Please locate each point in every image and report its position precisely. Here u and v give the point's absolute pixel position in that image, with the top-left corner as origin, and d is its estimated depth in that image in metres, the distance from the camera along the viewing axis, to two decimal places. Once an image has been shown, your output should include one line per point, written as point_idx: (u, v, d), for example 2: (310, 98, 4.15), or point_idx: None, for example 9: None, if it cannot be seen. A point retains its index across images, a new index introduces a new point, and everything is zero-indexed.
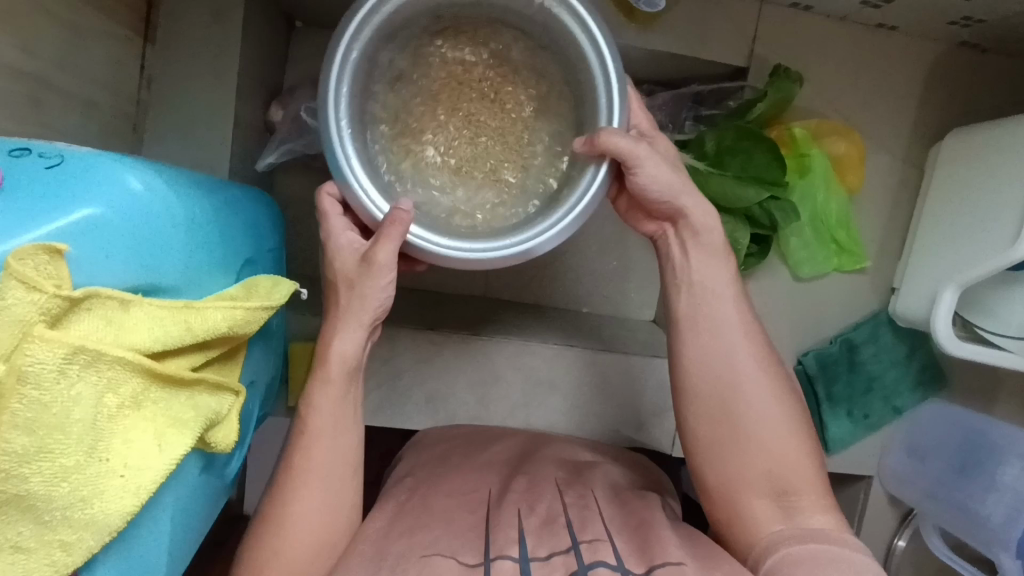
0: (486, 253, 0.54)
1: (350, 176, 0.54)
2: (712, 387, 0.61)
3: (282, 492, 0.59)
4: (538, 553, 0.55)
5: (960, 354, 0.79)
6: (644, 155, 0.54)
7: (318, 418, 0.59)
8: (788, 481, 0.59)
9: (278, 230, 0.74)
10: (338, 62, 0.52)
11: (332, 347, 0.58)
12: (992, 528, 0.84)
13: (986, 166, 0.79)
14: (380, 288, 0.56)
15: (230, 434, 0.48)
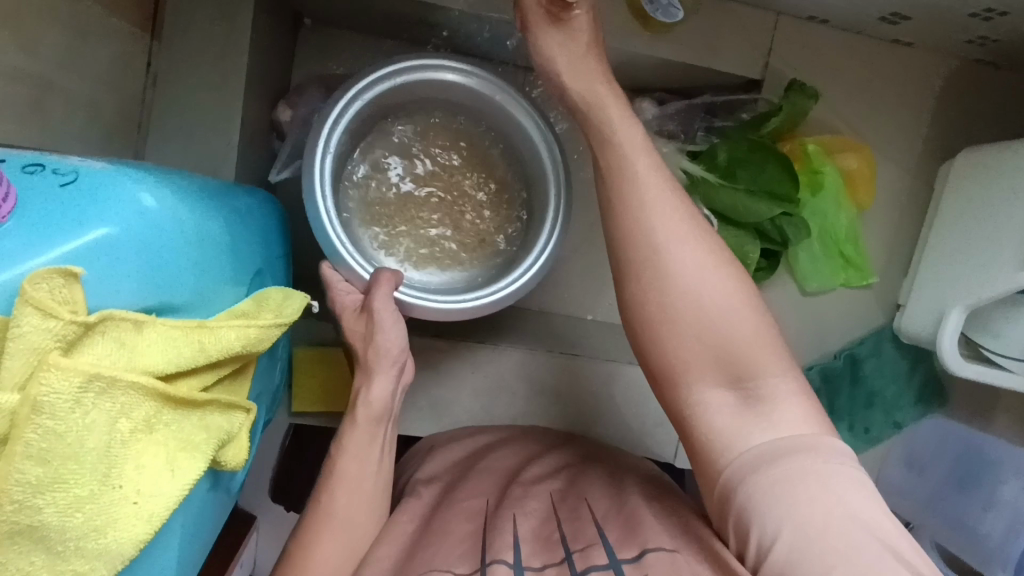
0: (474, 301, 0.67)
1: (344, 255, 0.65)
2: (644, 264, 0.53)
3: (305, 534, 0.59)
4: (531, 563, 0.55)
5: (965, 374, 0.79)
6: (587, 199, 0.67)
7: (347, 462, 0.62)
8: (743, 362, 0.51)
9: (285, 236, 0.73)
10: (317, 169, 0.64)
11: (366, 396, 0.64)
12: (992, 546, 0.83)
13: (996, 187, 0.79)
14: (390, 334, 0.64)
15: (240, 452, 0.47)
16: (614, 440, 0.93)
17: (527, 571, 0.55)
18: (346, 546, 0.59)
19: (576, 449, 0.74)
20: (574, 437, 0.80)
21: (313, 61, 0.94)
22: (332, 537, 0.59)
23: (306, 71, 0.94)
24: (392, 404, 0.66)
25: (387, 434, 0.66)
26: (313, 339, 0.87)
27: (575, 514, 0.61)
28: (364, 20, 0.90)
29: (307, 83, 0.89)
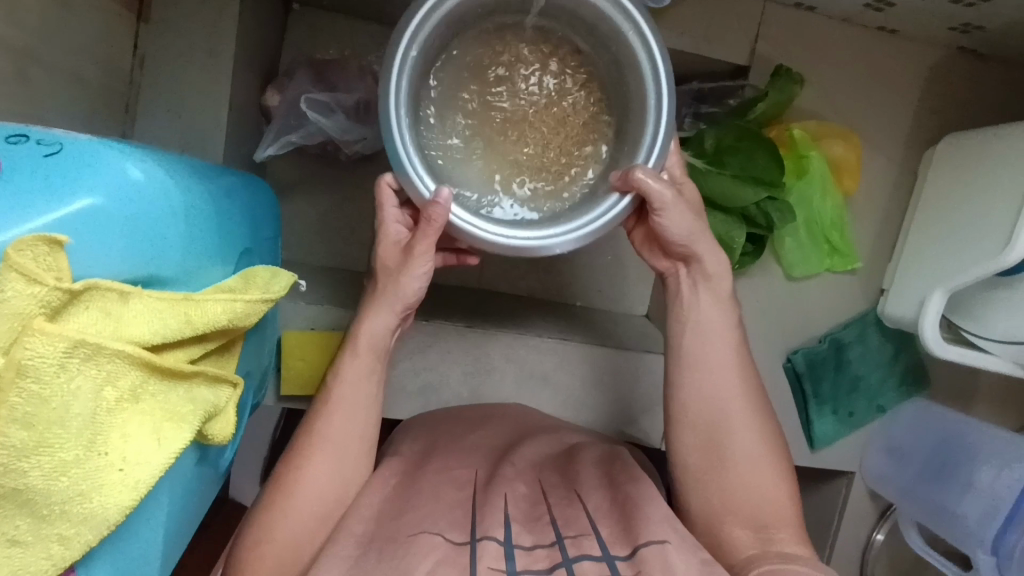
0: (530, 243, 0.55)
1: (407, 165, 0.55)
2: (700, 409, 0.65)
3: (295, 456, 0.64)
4: (522, 542, 0.57)
5: (945, 357, 0.81)
6: (671, 202, 0.57)
7: (344, 389, 0.65)
8: (765, 517, 0.62)
9: (276, 221, 0.73)
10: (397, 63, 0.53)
11: (365, 328, 0.65)
12: (968, 527, 0.86)
13: (979, 172, 0.80)
14: (415, 277, 0.63)
15: (226, 426, 0.47)
16: (602, 423, 0.94)
17: (518, 549, 0.56)
18: (331, 476, 0.64)
19: (558, 437, 0.75)
20: (560, 428, 0.79)
21: (304, 44, 0.94)
22: (320, 466, 0.63)
23: (298, 54, 0.94)
24: (389, 342, 0.67)
25: (381, 371, 0.67)
26: (304, 324, 0.84)
27: (569, 504, 0.63)
28: (356, 4, 0.90)
29: (297, 66, 0.89)
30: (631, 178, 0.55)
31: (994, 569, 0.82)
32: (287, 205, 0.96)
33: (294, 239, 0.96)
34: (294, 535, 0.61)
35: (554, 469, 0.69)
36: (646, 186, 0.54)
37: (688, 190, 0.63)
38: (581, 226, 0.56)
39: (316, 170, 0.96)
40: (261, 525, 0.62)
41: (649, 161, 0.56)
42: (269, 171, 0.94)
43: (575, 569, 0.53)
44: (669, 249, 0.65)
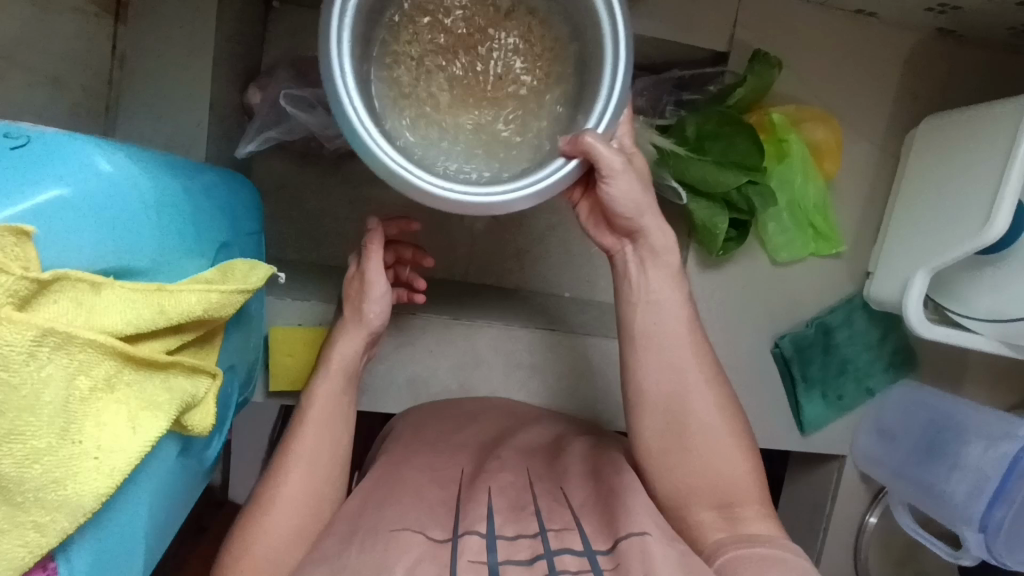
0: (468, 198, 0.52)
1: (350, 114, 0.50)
2: (665, 399, 0.65)
3: (272, 475, 0.65)
4: (505, 532, 0.57)
5: (931, 337, 0.81)
6: (617, 168, 0.56)
7: (313, 410, 0.68)
8: (730, 493, 0.63)
9: (258, 220, 0.74)
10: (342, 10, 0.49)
11: (335, 354, 0.70)
12: (958, 506, 0.86)
13: (959, 152, 0.81)
14: (374, 301, 0.69)
15: (206, 417, 0.48)
16: (592, 412, 0.94)
17: (500, 539, 0.56)
18: (306, 492, 0.65)
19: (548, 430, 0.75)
20: (546, 419, 0.79)
21: (285, 42, 0.94)
22: (294, 484, 0.65)
23: (279, 53, 0.94)
24: (358, 365, 0.71)
25: (352, 392, 0.71)
26: (291, 320, 0.84)
27: (552, 496, 0.63)
28: None
29: (278, 64, 0.90)
30: (581, 141, 0.53)
31: (984, 547, 0.82)
32: (272, 204, 0.96)
33: (281, 237, 0.96)
34: (272, 551, 0.62)
35: (543, 462, 0.69)
36: (595, 151, 0.53)
37: (638, 160, 0.62)
38: (526, 184, 0.54)
39: (300, 167, 0.96)
40: (240, 544, 0.63)
41: (601, 124, 0.55)
42: (253, 171, 0.95)
43: (556, 559, 0.53)
44: (614, 222, 0.64)
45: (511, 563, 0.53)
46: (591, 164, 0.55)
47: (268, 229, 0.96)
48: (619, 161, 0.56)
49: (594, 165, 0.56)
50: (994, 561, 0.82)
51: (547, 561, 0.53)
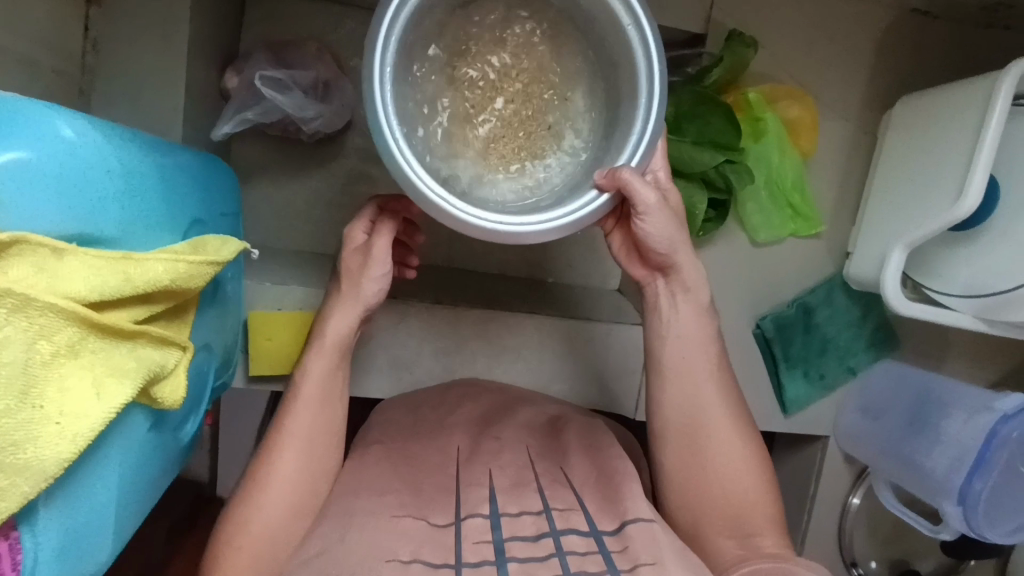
0: (502, 224, 0.55)
1: (395, 144, 0.52)
2: (676, 371, 0.66)
3: (268, 451, 0.65)
4: (508, 510, 0.56)
5: (907, 314, 0.82)
6: (653, 205, 0.59)
7: (310, 385, 0.67)
8: (751, 522, 0.63)
9: (232, 204, 0.74)
10: (389, 25, 0.52)
11: (330, 331, 0.68)
12: (938, 478, 0.86)
13: (935, 130, 0.81)
14: (375, 279, 0.67)
15: (177, 390, 0.48)
16: (576, 394, 0.94)
17: (504, 517, 0.56)
18: (300, 472, 0.65)
19: (544, 409, 0.76)
20: (534, 399, 0.79)
21: (262, 28, 0.94)
22: (287, 464, 0.64)
23: (255, 39, 0.94)
24: (351, 340, 0.70)
25: (344, 368, 0.70)
26: (272, 304, 0.82)
27: (553, 474, 0.63)
28: None
29: (254, 49, 0.89)
30: (619, 177, 0.56)
31: (961, 518, 0.82)
32: (250, 191, 0.96)
33: (261, 222, 0.96)
34: (269, 528, 0.62)
35: (532, 437, 0.70)
36: (632, 184, 0.56)
37: (673, 197, 0.65)
38: (555, 217, 0.57)
39: (278, 151, 0.96)
40: (234, 521, 0.62)
41: (633, 160, 0.58)
42: (229, 157, 0.94)
43: (562, 538, 0.53)
44: (647, 257, 0.66)
45: (515, 541, 0.53)
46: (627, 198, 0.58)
47: (248, 215, 0.95)
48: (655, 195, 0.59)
49: (628, 199, 0.58)
50: (972, 531, 0.82)
51: (553, 539, 0.53)
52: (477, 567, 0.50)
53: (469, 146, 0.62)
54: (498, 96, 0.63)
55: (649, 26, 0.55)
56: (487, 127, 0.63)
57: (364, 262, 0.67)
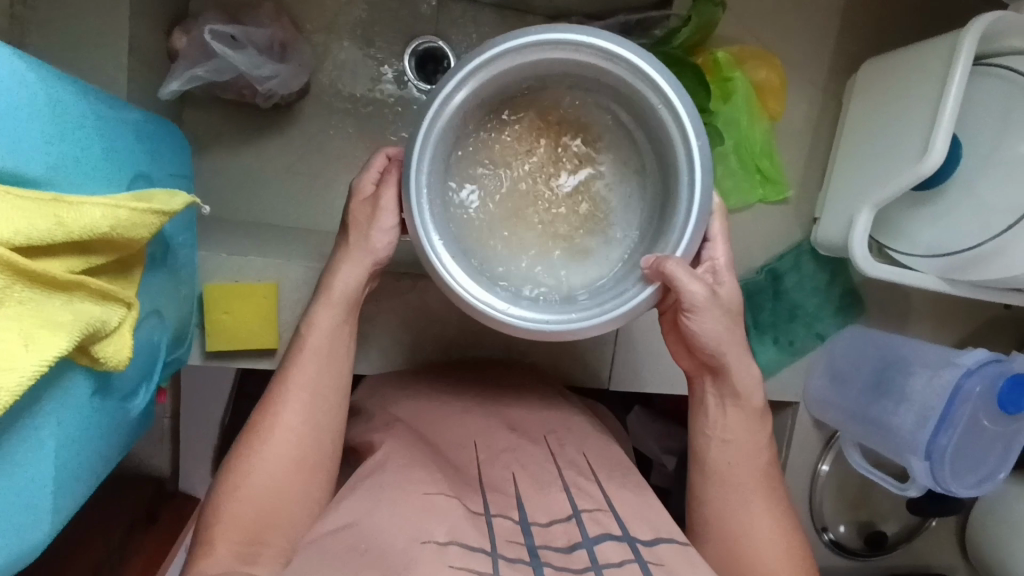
0: (548, 322, 0.58)
1: (432, 253, 0.58)
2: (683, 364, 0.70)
3: (271, 403, 0.67)
4: (538, 519, 0.59)
5: (875, 276, 0.82)
6: (700, 298, 0.61)
7: (314, 339, 0.69)
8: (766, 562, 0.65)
9: (183, 166, 0.71)
10: (424, 140, 0.58)
11: (338, 283, 0.69)
12: (904, 436, 0.87)
13: (896, 91, 0.83)
14: (382, 229, 0.68)
15: (121, 350, 0.45)
16: (552, 367, 0.92)
17: (534, 526, 0.59)
18: (303, 425, 0.66)
19: (548, 398, 0.80)
20: (538, 379, 0.86)
21: None
22: (292, 416, 0.66)
23: None
24: (361, 292, 0.71)
25: (351, 323, 0.71)
26: (227, 275, 0.78)
27: (577, 470, 0.66)
28: None
29: (205, 9, 0.84)
30: (662, 267, 0.58)
31: (929, 474, 0.84)
32: (202, 159, 0.92)
33: (218, 194, 0.92)
34: (270, 477, 0.64)
35: (543, 417, 0.76)
36: (674, 276, 0.58)
37: (726, 288, 0.65)
38: (604, 312, 0.59)
39: (235, 120, 0.92)
40: (237, 469, 0.64)
41: (680, 247, 0.59)
42: (181, 124, 0.90)
43: (596, 548, 0.56)
44: (699, 355, 0.67)
45: (549, 549, 0.56)
46: (669, 288, 0.60)
47: (203, 186, 0.91)
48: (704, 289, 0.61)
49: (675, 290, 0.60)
50: (940, 486, 0.84)
51: (586, 550, 0.56)
52: (513, 564, 0.53)
53: (521, 235, 0.66)
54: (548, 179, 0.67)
55: (685, 120, 0.57)
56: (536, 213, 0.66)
57: (373, 213, 0.68)
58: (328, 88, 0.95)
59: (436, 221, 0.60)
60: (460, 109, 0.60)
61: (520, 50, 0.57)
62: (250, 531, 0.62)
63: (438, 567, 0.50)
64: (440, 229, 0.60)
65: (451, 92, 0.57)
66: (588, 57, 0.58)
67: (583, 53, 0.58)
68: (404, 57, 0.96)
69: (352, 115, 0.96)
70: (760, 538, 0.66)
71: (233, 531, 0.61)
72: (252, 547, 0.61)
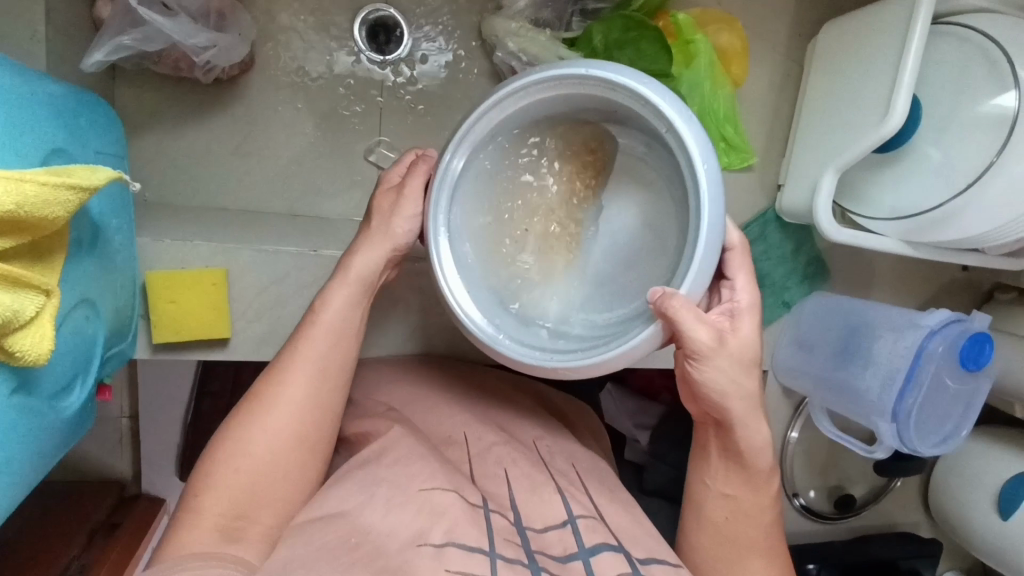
0: (536, 358, 0.59)
1: (440, 277, 0.62)
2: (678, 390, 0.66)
3: (276, 375, 0.64)
4: (533, 524, 0.59)
5: (840, 240, 0.82)
6: (702, 337, 0.56)
7: (327, 316, 0.66)
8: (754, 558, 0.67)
9: (114, 145, 0.66)
10: (442, 172, 0.62)
11: (359, 262, 0.66)
12: (871, 400, 0.88)
13: (856, 53, 0.82)
14: (405, 218, 0.66)
15: (40, 342, 0.41)
16: None
17: (529, 531, 0.58)
18: (305, 404, 0.63)
19: (527, 404, 0.78)
20: (523, 379, 0.85)
21: None
22: (296, 394, 0.63)
23: None
24: (377, 277, 0.68)
25: (364, 306, 0.68)
26: (172, 263, 0.73)
27: (568, 477, 0.65)
28: None
29: None
30: (666, 304, 0.54)
31: (896, 436, 0.85)
32: (140, 142, 0.86)
33: (160, 176, 0.87)
34: (269, 448, 0.61)
35: (531, 424, 0.75)
36: (677, 318, 0.54)
37: (744, 331, 0.60)
38: (590, 356, 0.57)
39: (169, 95, 0.86)
40: (234, 438, 0.61)
41: (687, 286, 0.55)
42: (113, 103, 0.84)
43: (592, 561, 0.55)
44: (703, 405, 0.63)
45: (545, 556, 0.55)
46: (670, 326, 0.56)
47: (142, 169, 0.86)
48: (710, 333, 0.57)
49: (677, 329, 0.56)
50: (906, 447, 0.85)
51: (583, 562, 0.55)
52: (511, 564, 0.52)
53: (542, 269, 0.67)
54: (573, 211, 0.66)
55: (695, 160, 0.54)
56: (557, 249, 0.66)
57: (397, 202, 0.66)
58: (274, 61, 0.90)
59: (460, 259, 0.64)
60: (478, 152, 0.64)
61: (524, 91, 0.59)
62: (238, 507, 0.59)
63: (435, 570, 0.50)
64: (463, 267, 0.64)
65: (461, 138, 0.61)
66: (593, 89, 0.58)
67: (587, 85, 0.58)
68: (353, 26, 0.92)
69: (303, 89, 0.91)
70: (737, 503, 0.66)
71: (219, 505, 0.59)
72: (238, 522, 0.59)
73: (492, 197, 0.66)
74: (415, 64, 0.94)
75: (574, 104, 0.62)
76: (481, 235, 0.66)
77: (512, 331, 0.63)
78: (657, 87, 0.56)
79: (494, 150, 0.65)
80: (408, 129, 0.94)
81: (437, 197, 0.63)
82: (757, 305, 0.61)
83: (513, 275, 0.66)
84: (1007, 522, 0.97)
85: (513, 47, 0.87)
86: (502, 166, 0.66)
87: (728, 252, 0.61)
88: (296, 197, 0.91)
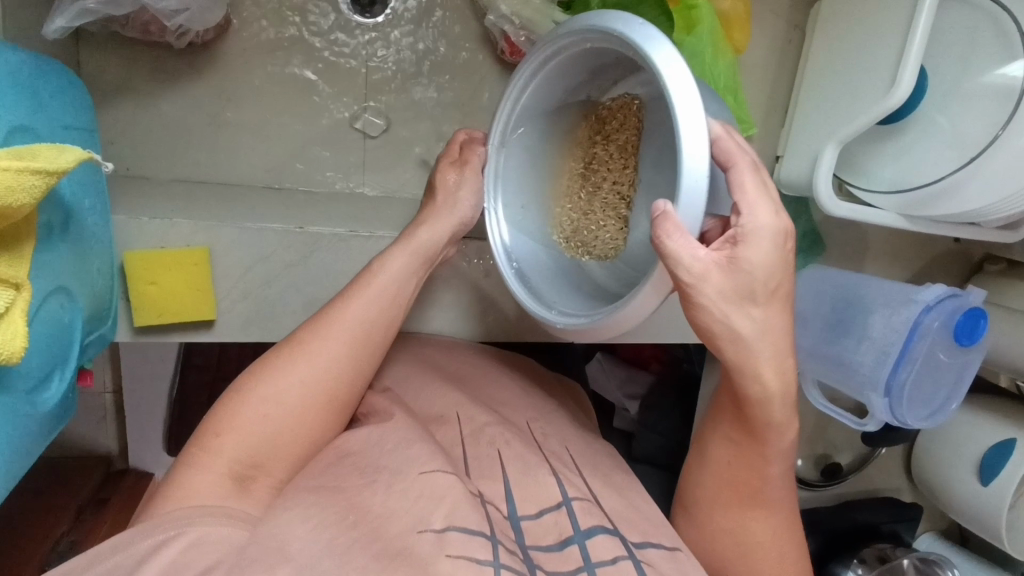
0: (573, 322, 0.59)
1: (496, 249, 0.65)
2: None
3: (315, 326, 0.62)
4: (527, 511, 0.57)
5: (837, 215, 0.80)
6: (698, 273, 0.50)
7: (385, 279, 0.65)
8: (749, 535, 0.68)
9: (84, 119, 0.61)
10: (491, 156, 0.66)
11: (424, 231, 0.67)
12: (864, 373, 0.88)
13: (860, 21, 0.79)
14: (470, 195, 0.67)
15: (14, 339, 0.38)
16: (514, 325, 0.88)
17: (524, 521, 0.56)
18: (347, 362, 0.62)
19: (519, 384, 0.77)
20: (520, 358, 0.84)
21: None
22: (339, 351, 0.61)
23: None
24: (437, 253, 0.68)
25: (420, 277, 0.68)
26: (151, 242, 0.69)
27: (563, 460, 0.64)
28: None
29: None
30: (659, 230, 0.48)
31: (887, 410, 0.85)
32: (111, 110, 0.81)
33: (134, 147, 0.82)
34: (305, 399, 0.59)
35: (528, 405, 0.74)
36: (666, 246, 0.48)
37: (750, 258, 0.52)
38: (604, 314, 0.55)
39: (136, 60, 0.81)
40: (270, 387, 0.58)
41: (694, 213, 0.49)
42: (78, 70, 0.79)
43: (587, 544, 0.54)
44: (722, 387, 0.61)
45: (539, 549, 0.54)
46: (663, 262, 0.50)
47: (113, 139, 0.81)
48: (704, 266, 0.50)
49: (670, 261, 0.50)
50: (895, 419, 0.86)
51: (579, 547, 0.54)
52: (510, 552, 0.51)
53: (598, 232, 0.65)
54: (617, 173, 0.64)
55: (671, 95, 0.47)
56: (617, 212, 0.64)
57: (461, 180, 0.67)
58: (251, 24, 0.84)
59: (513, 233, 0.66)
60: (524, 130, 0.65)
61: (542, 65, 0.60)
62: (258, 453, 0.57)
63: (435, 558, 0.48)
64: (521, 243, 0.66)
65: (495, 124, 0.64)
66: (576, 45, 0.56)
67: (569, 45, 0.56)
68: None
69: (284, 53, 0.86)
70: (744, 477, 0.67)
71: (242, 448, 0.56)
72: (252, 470, 0.56)
73: (537, 168, 0.67)
74: (401, 28, 0.89)
75: (587, 67, 0.61)
76: (530, 207, 0.68)
77: (566, 306, 0.62)
78: (628, 22, 0.50)
79: (535, 125, 0.66)
80: (396, 97, 0.90)
81: (489, 177, 0.66)
82: (770, 230, 0.52)
83: (568, 242, 0.67)
84: (985, 487, 1.00)
85: (504, 10, 0.81)
86: (545, 138, 0.67)
87: (728, 170, 0.52)
88: (277, 170, 0.87)
